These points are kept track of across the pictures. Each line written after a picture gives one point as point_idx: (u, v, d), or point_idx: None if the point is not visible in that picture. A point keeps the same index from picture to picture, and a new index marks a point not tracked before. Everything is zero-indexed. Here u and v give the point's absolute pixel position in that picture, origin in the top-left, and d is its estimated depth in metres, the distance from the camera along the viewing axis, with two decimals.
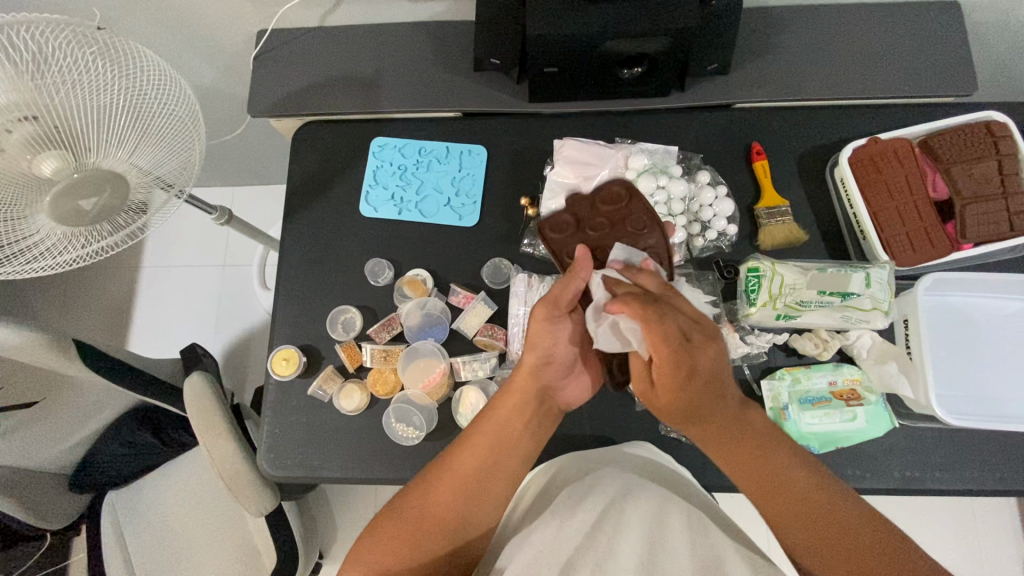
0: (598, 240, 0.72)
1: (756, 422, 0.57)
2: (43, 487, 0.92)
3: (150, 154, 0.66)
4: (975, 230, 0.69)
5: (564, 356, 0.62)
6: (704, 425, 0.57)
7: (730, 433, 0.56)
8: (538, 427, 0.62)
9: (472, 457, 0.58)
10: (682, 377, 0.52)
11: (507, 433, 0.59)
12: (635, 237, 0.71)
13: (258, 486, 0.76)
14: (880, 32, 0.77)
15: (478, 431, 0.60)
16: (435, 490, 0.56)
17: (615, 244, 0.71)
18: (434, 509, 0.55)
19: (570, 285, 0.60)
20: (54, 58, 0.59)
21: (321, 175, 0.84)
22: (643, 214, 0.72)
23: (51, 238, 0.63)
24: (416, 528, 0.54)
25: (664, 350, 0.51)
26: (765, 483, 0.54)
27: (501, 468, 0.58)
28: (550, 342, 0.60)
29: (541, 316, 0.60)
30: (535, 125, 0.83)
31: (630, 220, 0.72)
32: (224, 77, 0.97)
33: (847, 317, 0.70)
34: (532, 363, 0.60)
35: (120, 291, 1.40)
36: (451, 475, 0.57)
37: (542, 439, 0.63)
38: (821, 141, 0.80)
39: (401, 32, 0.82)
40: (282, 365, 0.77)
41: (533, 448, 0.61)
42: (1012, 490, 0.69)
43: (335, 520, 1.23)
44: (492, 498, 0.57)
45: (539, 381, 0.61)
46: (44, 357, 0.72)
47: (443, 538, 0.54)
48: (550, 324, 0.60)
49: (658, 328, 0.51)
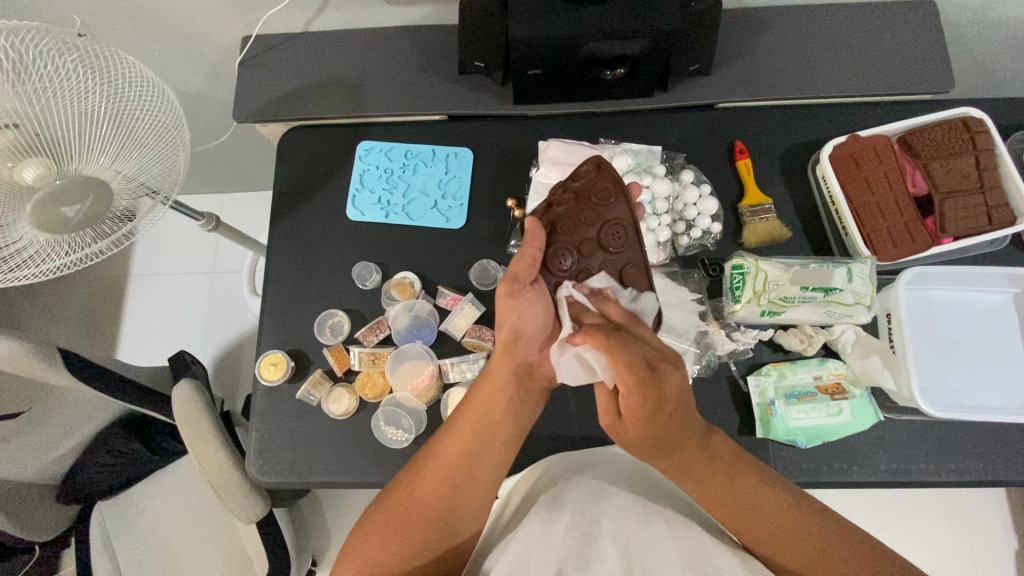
0: (565, 217, 0.65)
1: (721, 451, 0.56)
2: (30, 498, 0.91)
3: (134, 160, 0.66)
4: (954, 224, 0.70)
5: (534, 329, 0.60)
6: (673, 460, 0.54)
7: (701, 463, 0.55)
8: (520, 408, 0.59)
9: (456, 446, 0.57)
10: (649, 407, 0.50)
11: (488, 418, 0.58)
12: (600, 210, 0.65)
13: (246, 493, 0.75)
14: (857, 31, 0.78)
15: (462, 417, 0.59)
16: (421, 480, 0.57)
17: (578, 221, 0.65)
18: (421, 502, 0.56)
19: (525, 259, 0.61)
20: (35, 67, 0.59)
21: (308, 179, 0.84)
22: (609, 183, 0.66)
23: (35, 246, 0.62)
24: (404, 522, 0.55)
25: (628, 378, 0.49)
26: (742, 517, 0.54)
27: (485, 454, 0.57)
28: (517, 316, 0.59)
29: (504, 292, 0.59)
30: (520, 127, 0.83)
31: (594, 193, 0.66)
32: (210, 84, 0.98)
33: (831, 312, 0.72)
34: (503, 339, 0.59)
35: (107, 300, 1.39)
36: (436, 466, 0.57)
37: (529, 418, 0.61)
38: (802, 140, 0.81)
39: (386, 37, 0.82)
40: (271, 370, 0.77)
41: (516, 431, 0.59)
42: (997, 481, 0.70)
43: (327, 526, 1.22)
44: (479, 484, 0.57)
45: (513, 359, 0.59)
46: (29, 366, 0.72)
47: (431, 531, 0.55)
48: (514, 300, 0.60)
49: (620, 358, 0.50)
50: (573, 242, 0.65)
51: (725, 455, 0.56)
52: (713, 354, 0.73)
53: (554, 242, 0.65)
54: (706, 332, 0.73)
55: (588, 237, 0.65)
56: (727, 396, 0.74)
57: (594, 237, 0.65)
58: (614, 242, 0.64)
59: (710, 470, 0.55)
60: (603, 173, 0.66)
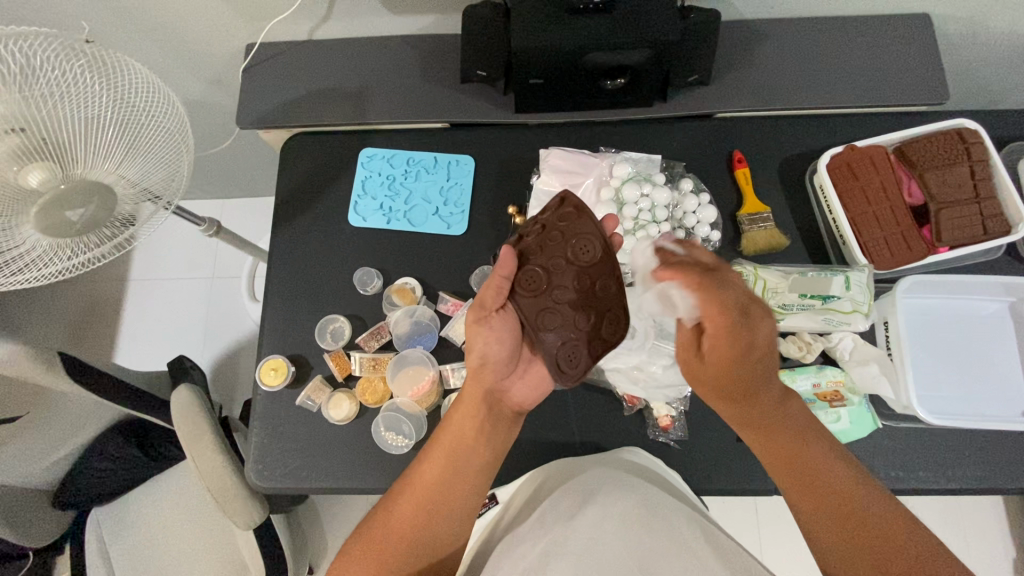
0: (533, 245, 0.64)
1: (794, 414, 0.56)
2: (26, 504, 0.90)
3: (138, 166, 0.67)
4: (951, 234, 0.71)
5: (499, 355, 0.62)
6: (747, 408, 0.55)
7: (767, 420, 0.55)
8: (494, 431, 0.62)
9: (433, 469, 0.58)
10: (738, 349, 0.49)
11: (462, 441, 0.60)
12: (567, 232, 0.63)
13: (246, 498, 0.75)
14: (853, 43, 0.79)
15: (438, 442, 0.60)
16: (403, 501, 0.57)
17: (545, 251, 0.63)
18: (398, 523, 0.56)
19: (490, 287, 0.63)
20: (42, 71, 0.60)
21: (310, 185, 0.84)
22: (571, 208, 0.63)
23: (39, 249, 0.63)
24: (384, 542, 0.56)
25: (718, 320, 0.48)
26: (803, 485, 0.53)
27: (458, 480, 0.58)
28: (482, 342, 0.62)
29: (470, 320, 0.62)
30: (522, 135, 0.84)
31: (557, 220, 0.64)
32: (213, 90, 0.98)
33: (829, 319, 0.72)
34: (472, 365, 0.62)
35: (105, 305, 1.39)
36: (416, 488, 0.58)
37: (501, 446, 0.62)
38: (800, 149, 0.82)
39: (389, 46, 0.83)
40: (271, 375, 0.77)
41: (493, 453, 0.61)
42: (995, 488, 0.71)
43: (324, 534, 1.22)
44: (457, 507, 0.58)
45: (481, 384, 0.61)
46: (29, 371, 0.72)
47: (411, 550, 0.55)
48: (480, 326, 0.62)
49: (715, 303, 0.47)
50: (542, 263, 0.63)
51: (796, 422, 0.55)
52: None
53: (524, 266, 0.64)
54: None
55: (558, 259, 0.63)
56: None
57: (563, 256, 0.62)
58: (583, 259, 0.62)
59: (781, 432, 0.55)
60: (566, 202, 0.64)
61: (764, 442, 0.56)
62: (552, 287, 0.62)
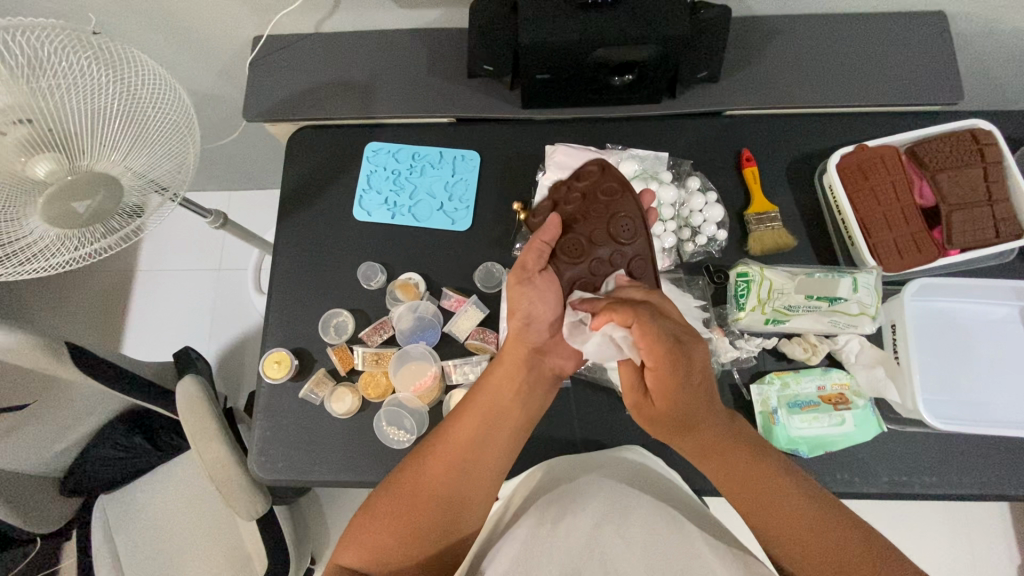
0: (576, 213, 0.68)
1: (740, 436, 0.57)
2: (35, 490, 0.91)
3: (145, 156, 0.66)
4: (961, 236, 0.70)
5: (545, 315, 0.63)
6: (697, 437, 0.56)
7: (721, 445, 0.56)
8: (529, 394, 0.62)
9: (466, 429, 0.59)
10: (676, 377, 0.51)
11: (497, 402, 0.60)
12: (610, 205, 0.67)
13: (249, 488, 0.76)
14: (867, 40, 0.78)
15: (472, 401, 0.61)
16: (431, 463, 0.58)
17: (590, 221, 0.67)
18: (427, 485, 0.56)
19: (533, 250, 0.64)
20: (51, 63, 0.61)
21: (316, 177, 0.84)
22: (615, 183, 0.68)
23: (46, 239, 0.63)
24: (411, 506, 0.55)
25: (658, 349, 0.50)
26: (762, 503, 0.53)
27: (490, 440, 0.59)
28: (528, 302, 0.62)
29: (511, 282, 0.62)
30: (529, 130, 0.84)
31: (602, 192, 0.68)
32: (221, 82, 0.98)
33: (835, 321, 0.71)
34: (514, 326, 0.62)
35: (114, 294, 1.40)
36: (446, 449, 0.58)
37: (534, 408, 0.63)
38: (810, 148, 0.81)
39: (397, 39, 0.83)
40: (274, 368, 0.78)
41: (524, 419, 0.62)
42: (1002, 494, 0.70)
43: (328, 526, 1.22)
44: (483, 475, 0.58)
45: (523, 342, 0.62)
46: (37, 359, 0.73)
47: (436, 516, 0.55)
48: (524, 287, 0.62)
49: (649, 330, 0.51)
50: (585, 233, 0.66)
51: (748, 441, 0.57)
52: (715, 361, 0.73)
53: (568, 233, 0.67)
54: (709, 339, 0.73)
55: (601, 230, 0.66)
56: (729, 404, 0.73)
57: (605, 230, 0.66)
58: (626, 236, 0.66)
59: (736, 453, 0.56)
60: (609, 176, 0.69)
61: (718, 465, 0.56)
62: (594, 254, 0.66)
